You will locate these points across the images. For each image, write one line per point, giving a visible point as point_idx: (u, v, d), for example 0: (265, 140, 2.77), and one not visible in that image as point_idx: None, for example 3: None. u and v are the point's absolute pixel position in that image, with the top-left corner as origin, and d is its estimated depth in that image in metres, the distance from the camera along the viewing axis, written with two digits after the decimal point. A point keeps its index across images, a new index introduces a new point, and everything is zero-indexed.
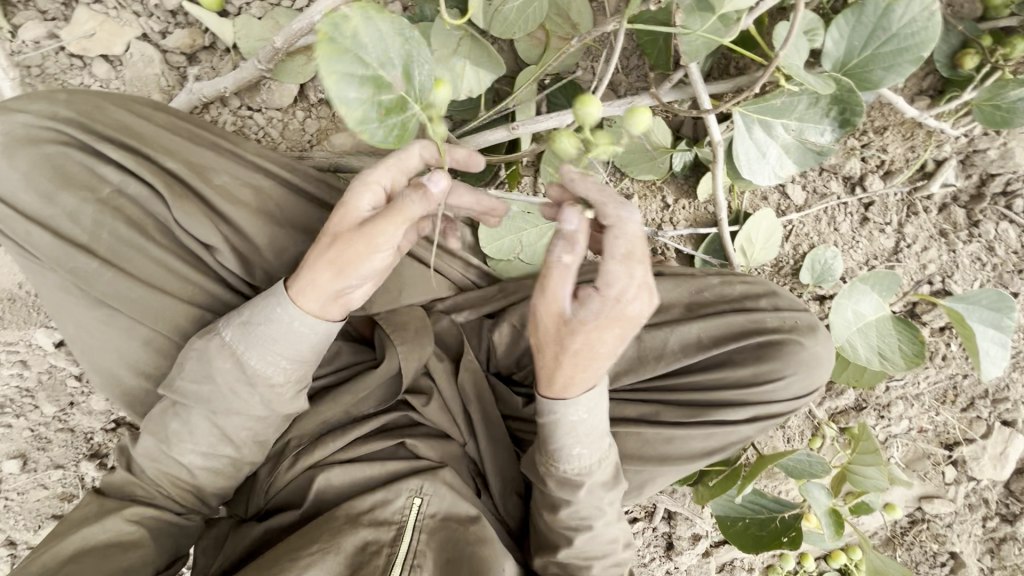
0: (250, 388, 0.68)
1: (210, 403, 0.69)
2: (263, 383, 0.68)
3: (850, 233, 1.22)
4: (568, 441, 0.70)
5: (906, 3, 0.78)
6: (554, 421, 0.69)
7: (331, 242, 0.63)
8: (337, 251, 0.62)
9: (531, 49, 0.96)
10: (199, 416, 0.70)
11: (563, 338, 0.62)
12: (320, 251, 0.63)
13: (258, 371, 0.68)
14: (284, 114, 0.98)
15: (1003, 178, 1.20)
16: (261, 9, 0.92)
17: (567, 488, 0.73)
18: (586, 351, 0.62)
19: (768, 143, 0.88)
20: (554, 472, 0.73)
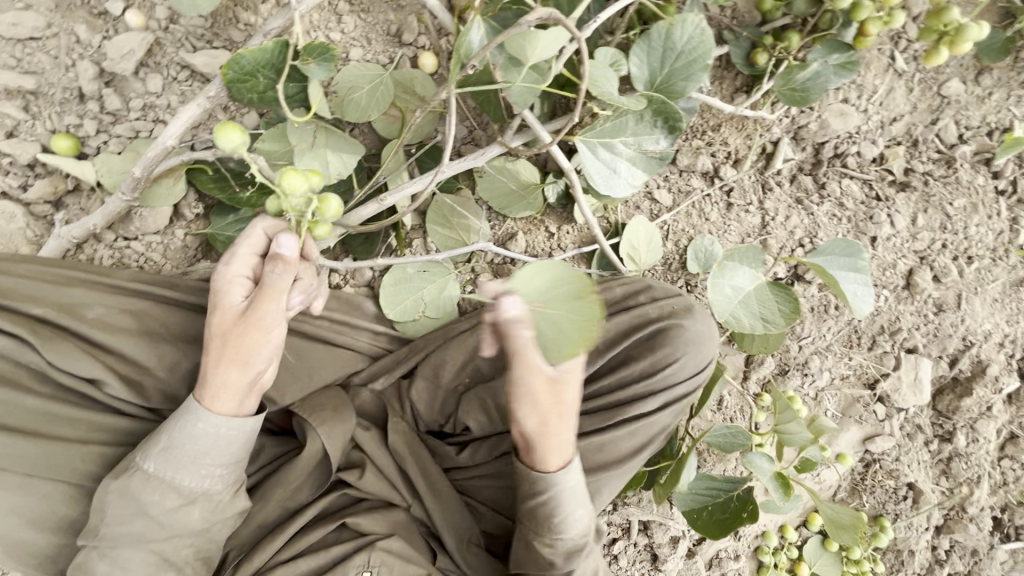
0: (144, 510, 0.67)
1: (121, 535, 0.67)
2: (158, 501, 0.67)
3: (720, 220, 1.34)
4: (568, 506, 0.78)
5: (681, 26, 0.92)
6: (564, 487, 0.77)
7: (219, 341, 0.68)
8: (231, 345, 0.67)
9: (389, 125, 1.02)
10: (119, 553, 0.68)
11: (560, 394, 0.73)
12: (212, 349, 0.68)
13: (154, 494, 0.67)
14: (163, 236, 0.99)
15: (830, 144, 1.41)
16: (119, 144, 0.94)
17: (575, 554, 0.80)
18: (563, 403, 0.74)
19: (615, 159, 1.00)
20: (561, 546, 0.79)
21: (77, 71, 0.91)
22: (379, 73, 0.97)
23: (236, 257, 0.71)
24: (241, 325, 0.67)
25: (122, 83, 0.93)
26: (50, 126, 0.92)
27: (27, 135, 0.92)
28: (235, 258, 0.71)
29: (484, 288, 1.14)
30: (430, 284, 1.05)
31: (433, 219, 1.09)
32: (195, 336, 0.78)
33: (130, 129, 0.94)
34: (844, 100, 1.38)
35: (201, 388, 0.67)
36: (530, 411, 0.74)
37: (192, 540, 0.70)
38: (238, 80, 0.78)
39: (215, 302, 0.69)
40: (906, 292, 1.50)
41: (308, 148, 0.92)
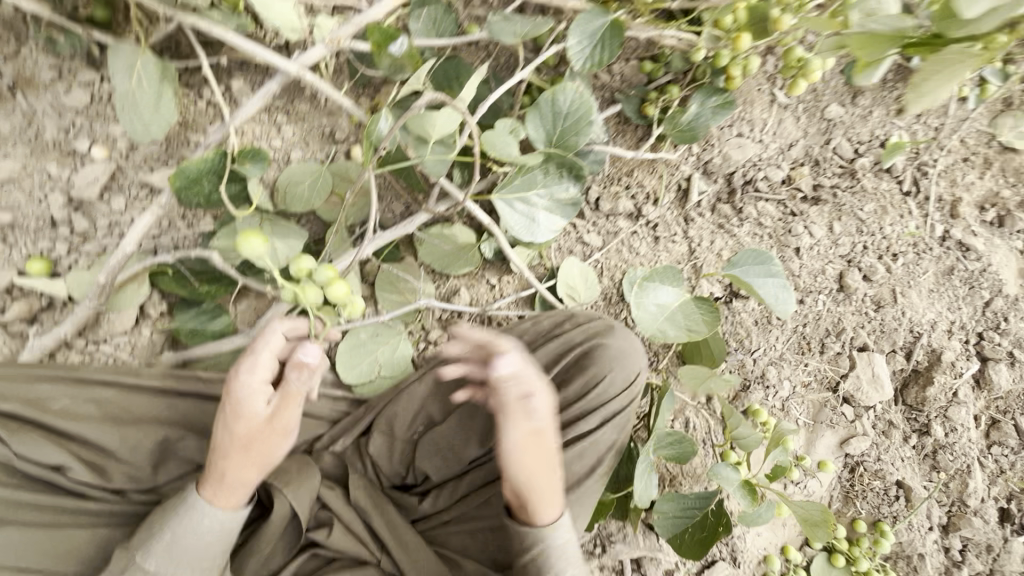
0: None
1: None
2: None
3: (650, 252, 1.46)
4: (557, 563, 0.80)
5: (563, 93, 1.08)
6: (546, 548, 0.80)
7: (241, 444, 0.75)
8: (254, 449, 0.76)
9: (330, 210, 1.15)
10: None
11: (540, 449, 0.78)
12: (231, 454, 0.75)
13: None
14: (130, 335, 1.08)
15: (738, 173, 1.56)
16: (88, 260, 1.06)
17: None
18: (548, 458, 0.79)
19: (533, 209, 1.13)
20: None
21: (49, 202, 1.04)
22: (318, 167, 1.11)
23: (256, 362, 0.77)
24: (266, 429, 0.76)
25: (89, 207, 1.05)
26: (25, 253, 1.04)
27: (5, 263, 1.03)
28: (254, 363, 0.76)
29: (436, 342, 1.23)
30: (384, 344, 1.12)
31: (381, 287, 1.19)
32: (161, 417, 0.85)
33: (98, 245, 1.06)
34: (740, 134, 1.55)
35: (221, 487, 0.74)
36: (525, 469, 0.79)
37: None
38: (185, 187, 0.92)
39: (240, 408, 0.75)
40: (842, 294, 1.60)
41: (257, 237, 1.04)
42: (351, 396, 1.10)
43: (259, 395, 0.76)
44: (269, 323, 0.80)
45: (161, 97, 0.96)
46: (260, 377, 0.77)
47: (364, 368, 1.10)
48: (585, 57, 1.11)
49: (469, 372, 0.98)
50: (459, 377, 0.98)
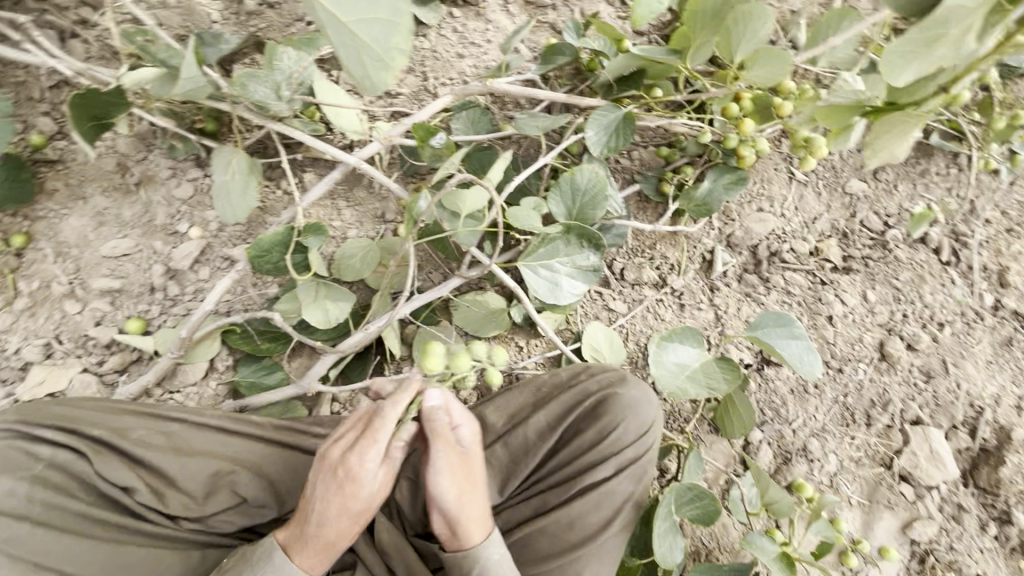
0: None
1: None
2: None
3: (677, 319, 1.51)
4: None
5: (581, 174, 1.23)
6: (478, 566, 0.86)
7: (348, 517, 0.84)
8: (356, 519, 0.85)
9: (377, 278, 1.31)
10: None
11: (466, 467, 0.88)
12: (339, 525, 0.84)
13: None
14: (199, 386, 1.23)
15: (762, 245, 1.62)
16: (173, 320, 1.24)
17: None
18: (473, 478, 0.88)
19: (556, 275, 1.24)
20: None
21: (150, 272, 1.25)
22: (368, 243, 1.27)
23: (377, 447, 0.83)
24: (370, 502, 0.85)
25: (181, 276, 1.25)
26: (125, 313, 1.23)
27: (109, 322, 1.23)
28: (376, 448, 0.83)
29: (465, 401, 1.29)
30: None
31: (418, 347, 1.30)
32: (214, 451, 0.96)
33: (183, 307, 1.25)
34: (761, 209, 1.63)
35: (322, 552, 0.84)
36: (452, 486, 0.86)
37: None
38: (257, 256, 1.09)
39: (356, 487, 0.83)
40: (885, 364, 1.55)
41: (313, 299, 1.19)
42: None
43: (371, 475, 0.84)
44: (386, 407, 0.85)
45: (248, 185, 1.18)
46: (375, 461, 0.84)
47: None
48: (601, 145, 1.27)
49: (490, 420, 1.03)
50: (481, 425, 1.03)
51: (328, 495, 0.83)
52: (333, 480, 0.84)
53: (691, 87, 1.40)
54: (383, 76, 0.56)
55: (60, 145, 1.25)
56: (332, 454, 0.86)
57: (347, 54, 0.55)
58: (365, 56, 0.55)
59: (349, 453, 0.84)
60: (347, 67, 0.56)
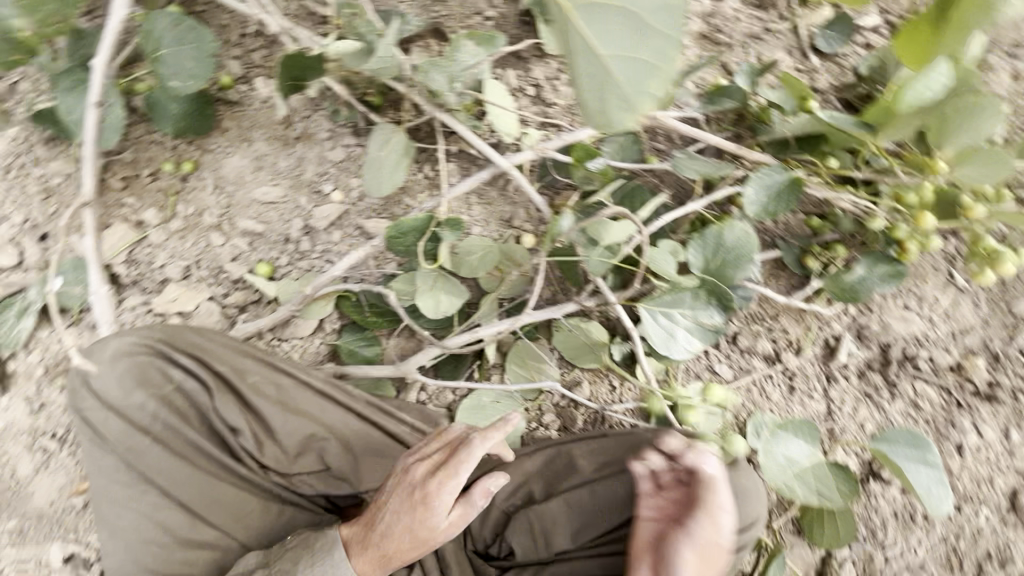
0: None
1: None
2: None
3: (783, 401, 1.40)
4: None
5: (730, 230, 1.15)
6: None
7: (410, 542, 0.83)
8: (416, 546, 0.84)
9: (490, 281, 1.28)
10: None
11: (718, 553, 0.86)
12: (400, 546, 0.83)
13: None
14: (305, 340, 1.28)
15: (897, 346, 1.45)
16: (297, 272, 1.30)
17: None
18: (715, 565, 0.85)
19: (674, 326, 1.18)
20: None
21: (289, 224, 1.31)
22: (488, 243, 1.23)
23: (457, 481, 0.82)
24: (434, 536, 0.83)
25: (314, 233, 1.31)
26: (257, 255, 1.30)
27: (242, 260, 1.30)
28: (456, 481, 0.82)
29: (547, 426, 1.26)
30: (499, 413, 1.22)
31: (512, 359, 1.27)
32: (314, 414, 0.98)
33: (308, 263, 1.30)
34: (906, 307, 1.46)
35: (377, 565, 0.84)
36: (695, 564, 0.84)
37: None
38: (393, 236, 1.13)
39: (427, 515, 0.82)
40: (1013, 515, 1.35)
41: (429, 288, 1.20)
42: None
43: (443, 507, 0.83)
44: (475, 443, 0.84)
45: (399, 165, 1.21)
46: (451, 496, 0.83)
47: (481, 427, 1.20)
48: (759, 205, 1.19)
49: (580, 462, 1.00)
50: (568, 463, 1.00)
51: (399, 513, 0.84)
52: (407, 499, 0.84)
53: (869, 162, 1.27)
54: (628, 117, 0.51)
55: (243, 89, 1.35)
56: (412, 472, 0.86)
57: (591, 95, 0.51)
58: (611, 94, 0.50)
59: (429, 478, 0.84)
60: (586, 108, 0.52)
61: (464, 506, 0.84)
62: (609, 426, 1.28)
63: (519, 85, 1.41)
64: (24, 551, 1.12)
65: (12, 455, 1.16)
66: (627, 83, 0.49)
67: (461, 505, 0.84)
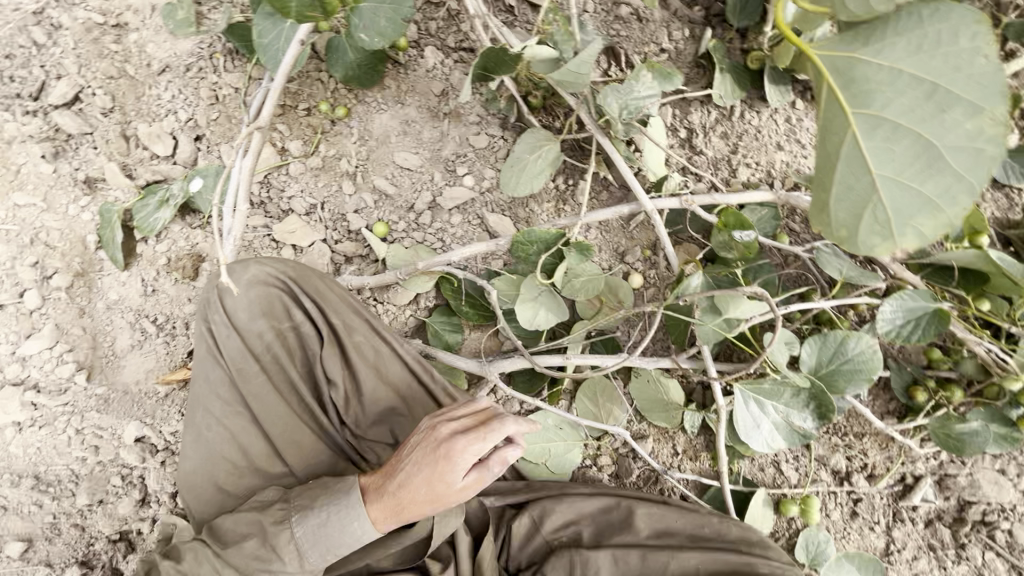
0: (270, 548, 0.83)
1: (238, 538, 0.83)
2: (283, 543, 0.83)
3: (841, 523, 1.33)
4: None
5: (855, 340, 1.10)
6: None
7: (424, 496, 0.82)
8: (430, 503, 0.83)
9: (587, 307, 1.27)
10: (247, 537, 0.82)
11: None
12: (414, 499, 0.82)
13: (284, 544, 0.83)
14: (398, 309, 1.31)
15: (978, 507, 1.33)
16: (410, 242, 1.33)
17: None
18: None
19: (762, 417, 1.13)
20: None
21: (418, 195, 1.34)
22: (598, 274, 1.21)
23: (481, 444, 0.82)
24: (448, 495, 0.82)
25: (437, 211, 1.33)
26: (379, 214, 1.34)
27: (364, 214, 1.34)
28: (481, 445, 0.81)
29: (600, 468, 1.25)
30: (560, 440, 1.21)
31: (585, 391, 1.27)
32: (402, 391, 0.99)
33: (422, 236, 1.33)
34: (1002, 470, 1.33)
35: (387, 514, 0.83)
36: None
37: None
38: (521, 242, 1.17)
39: (447, 472, 0.81)
40: None
41: (532, 298, 1.19)
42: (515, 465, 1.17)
43: (463, 468, 0.81)
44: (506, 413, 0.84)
45: (543, 172, 1.21)
46: (473, 457, 0.81)
47: (538, 448, 1.19)
48: (893, 326, 1.13)
49: (638, 522, 0.98)
50: (625, 519, 0.99)
51: (419, 466, 0.82)
52: (429, 452, 0.82)
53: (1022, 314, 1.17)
54: (873, 240, 0.72)
55: (412, 53, 1.37)
56: (437, 429, 0.85)
57: (842, 212, 0.73)
58: (864, 217, 0.72)
59: (454, 436, 0.83)
60: (842, 218, 0.73)
61: (482, 470, 0.83)
62: (660, 488, 1.25)
63: (674, 125, 1.37)
64: (103, 419, 1.21)
65: (116, 327, 1.24)
66: (884, 213, 0.71)
67: (479, 469, 0.83)
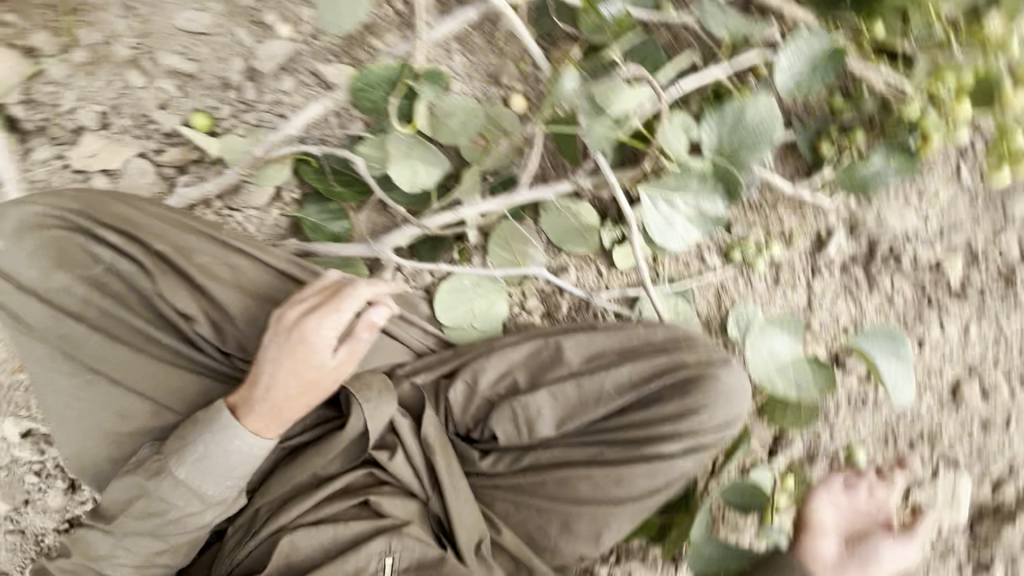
0: (160, 499, 0.77)
1: (129, 508, 0.78)
2: (171, 489, 0.77)
3: (766, 292, 1.37)
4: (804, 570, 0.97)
5: (753, 106, 1.01)
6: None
7: (299, 387, 0.80)
8: (309, 392, 0.81)
9: (473, 151, 1.10)
10: (138, 502, 0.77)
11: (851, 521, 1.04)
12: (289, 393, 0.79)
13: (171, 494, 0.77)
14: (261, 212, 1.12)
15: (885, 241, 1.39)
16: (245, 129, 1.09)
17: None
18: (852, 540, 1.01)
19: (673, 214, 1.07)
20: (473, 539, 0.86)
21: (230, 67, 1.07)
22: (473, 106, 1.05)
23: (336, 316, 0.81)
24: (324, 376, 0.81)
25: (262, 81, 1.08)
26: (193, 104, 1.08)
27: (174, 110, 1.08)
28: (335, 316, 0.81)
29: (530, 312, 1.21)
30: (481, 297, 1.14)
31: (495, 241, 1.17)
32: (279, 297, 0.86)
33: (256, 118, 1.09)
34: (905, 201, 1.38)
35: (268, 420, 0.79)
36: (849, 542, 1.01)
37: (183, 532, 0.79)
38: (361, 88, 0.97)
39: (312, 353, 0.80)
40: (950, 401, 1.40)
41: (403, 155, 1.05)
42: (439, 335, 1.09)
43: (326, 344, 0.80)
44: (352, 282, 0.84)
45: None
46: (332, 331, 0.81)
47: (461, 312, 1.13)
48: (791, 76, 1.03)
49: (567, 354, 0.96)
50: (555, 355, 0.97)
51: (281, 359, 0.80)
52: (286, 343, 0.80)
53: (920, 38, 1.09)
54: None
55: None
56: (287, 319, 0.82)
57: None
58: None
59: (306, 318, 0.81)
60: None
61: (350, 343, 0.83)
62: (592, 314, 1.22)
63: None
64: None
65: None
66: None
67: (346, 342, 0.82)
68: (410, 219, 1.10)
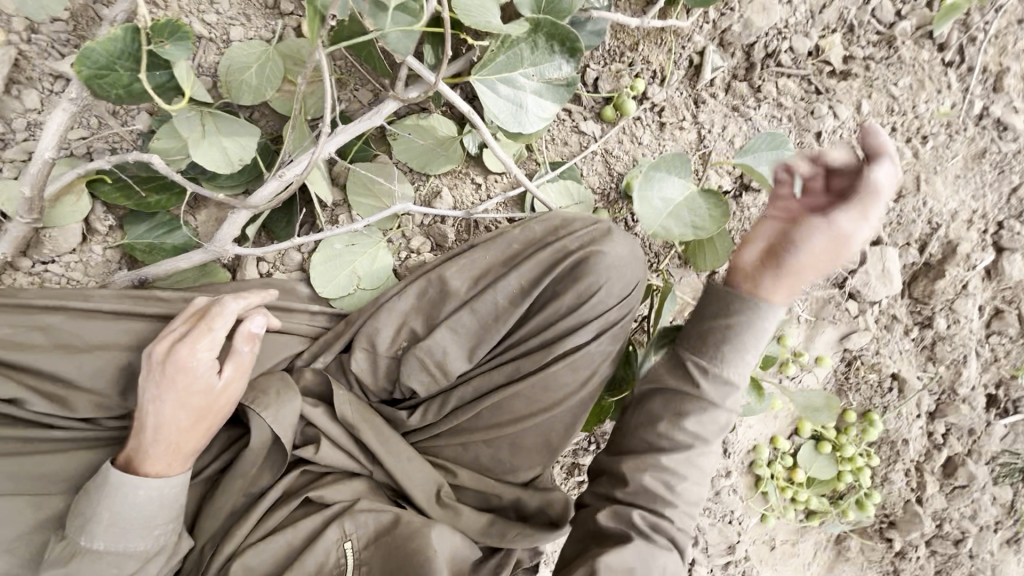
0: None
1: None
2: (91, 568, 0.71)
3: (654, 141, 1.30)
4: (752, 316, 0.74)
5: None
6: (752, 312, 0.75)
7: (191, 417, 0.75)
8: (205, 418, 0.76)
9: (285, 102, 0.99)
10: None
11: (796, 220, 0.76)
12: (181, 426, 0.74)
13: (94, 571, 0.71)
14: (79, 253, 0.99)
15: (759, 44, 1.30)
16: (15, 169, 0.92)
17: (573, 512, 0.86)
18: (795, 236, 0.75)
19: (519, 94, 0.96)
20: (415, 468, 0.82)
21: None
22: (265, 49, 0.95)
23: (210, 337, 0.76)
24: (217, 398, 0.77)
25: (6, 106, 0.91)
26: None
27: None
28: (209, 338, 0.76)
29: (418, 251, 1.15)
30: (361, 256, 1.06)
31: (355, 190, 1.07)
32: (108, 344, 0.81)
33: (22, 152, 0.93)
34: None
35: (168, 459, 0.75)
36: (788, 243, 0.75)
37: None
38: (98, 75, 0.78)
39: (195, 379, 0.74)
40: None
41: (201, 137, 0.91)
42: (328, 311, 1.01)
43: (208, 367, 0.75)
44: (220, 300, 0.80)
45: None
46: (210, 353, 0.76)
47: (343, 281, 1.04)
48: None
49: (453, 283, 0.91)
50: (441, 288, 0.91)
51: (162, 396, 0.74)
52: (161, 379, 0.74)
53: None
54: None
55: None
56: (156, 354, 0.76)
57: None
58: None
59: (177, 348, 0.75)
60: None
61: (235, 359, 0.79)
62: (483, 230, 1.17)
63: None
64: None
65: None
66: None
67: (230, 359, 0.78)
68: (230, 201, 0.92)
